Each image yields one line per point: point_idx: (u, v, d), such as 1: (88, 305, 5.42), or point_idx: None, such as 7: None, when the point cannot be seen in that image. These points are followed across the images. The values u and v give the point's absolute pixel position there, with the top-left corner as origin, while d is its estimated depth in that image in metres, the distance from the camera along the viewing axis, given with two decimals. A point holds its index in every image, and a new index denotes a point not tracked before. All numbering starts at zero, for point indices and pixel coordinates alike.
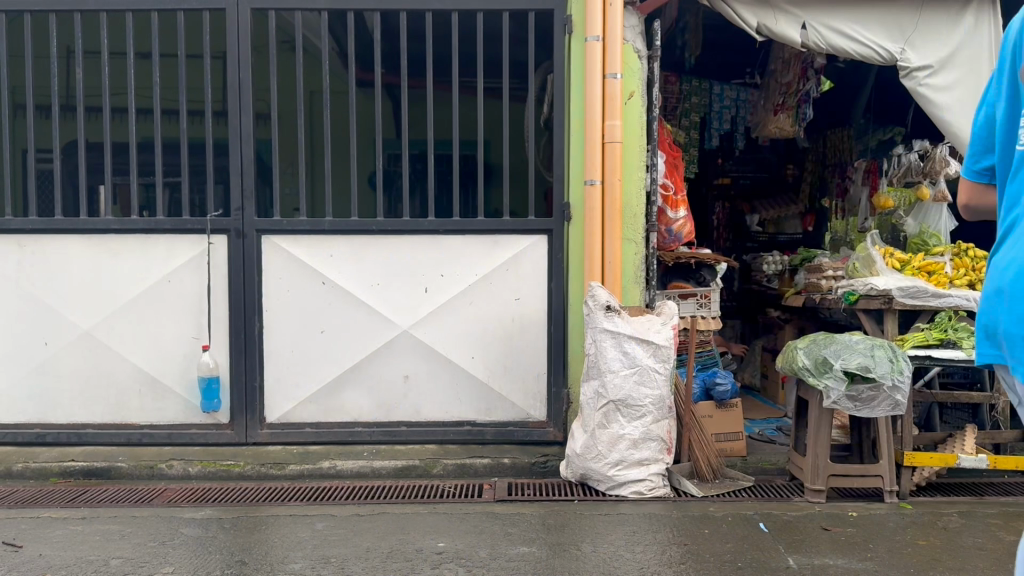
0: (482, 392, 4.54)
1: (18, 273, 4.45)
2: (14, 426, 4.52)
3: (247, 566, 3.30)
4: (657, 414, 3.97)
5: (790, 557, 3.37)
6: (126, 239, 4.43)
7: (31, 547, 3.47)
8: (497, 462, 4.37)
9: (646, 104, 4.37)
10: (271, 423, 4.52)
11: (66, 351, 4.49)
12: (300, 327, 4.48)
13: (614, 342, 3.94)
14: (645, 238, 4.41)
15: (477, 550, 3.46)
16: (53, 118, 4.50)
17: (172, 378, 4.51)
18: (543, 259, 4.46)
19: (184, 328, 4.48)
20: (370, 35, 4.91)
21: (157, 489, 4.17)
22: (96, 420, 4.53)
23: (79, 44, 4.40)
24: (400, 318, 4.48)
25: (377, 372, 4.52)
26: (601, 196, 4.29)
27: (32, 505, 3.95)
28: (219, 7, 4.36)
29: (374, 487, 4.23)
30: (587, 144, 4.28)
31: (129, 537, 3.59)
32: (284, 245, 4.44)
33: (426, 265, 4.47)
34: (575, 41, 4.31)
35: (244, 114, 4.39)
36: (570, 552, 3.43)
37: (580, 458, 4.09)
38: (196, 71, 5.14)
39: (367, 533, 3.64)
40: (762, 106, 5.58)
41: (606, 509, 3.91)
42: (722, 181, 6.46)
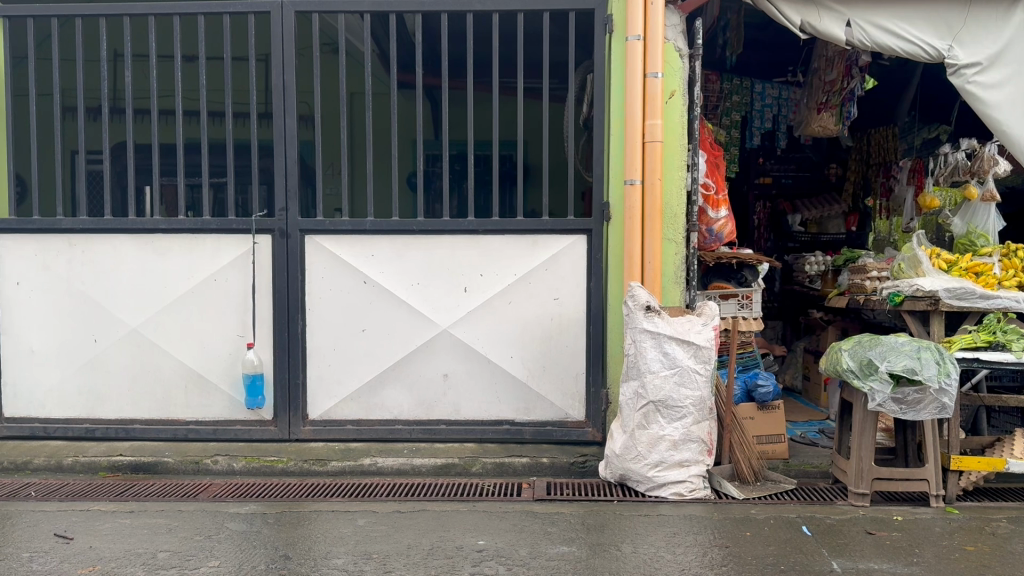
0: (521, 391, 4.54)
1: (70, 272, 4.55)
2: (64, 421, 4.61)
3: (290, 562, 3.35)
4: (697, 415, 3.95)
5: (834, 561, 3.33)
6: (172, 238, 4.51)
7: (82, 540, 3.55)
8: (536, 462, 4.39)
9: (687, 103, 4.33)
10: (313, 419, 4.58)
11: (115, 348, 4.58)
12: (342, 326, 4.53)
13: (654, 342, 3.92)
14: (685, 238, 4.36)
15: (516, 549, 3.47)
16: (102, 119, 4.59)
17: (217, 374, 4.58)
18: (582, 260, 4.45)
19: (229, 327, 4.55)
20: (411, 38, 4.95)
21: (201, 484, 4.26)
22: (143, 416, 4.61)
23: (127, 47, 4.47)
24: (439, 316, 4.51)
25: (417, 371, 4.56)
26: (641, 195, 4.26)
27: (83, 498, 4.07)
28: (263, 11, 4.40)
29: (413, 484, 4.28)
30: (627, 143, 4.26)
31: (175, 531, 3.66)
32: (326, 245, 4.50)
33: (466, 264, 4.49)
34: (616, 41, 4.29)
35: (289, 116, 4.45)
36: (611, 552, 3.43)
37: (620, 458, 4.08)
38: (241, 73, 5.22)
39: (408, 530, 3.67)
40: (805, 105, 5.51)
41: (645, 510, 3.89)
42: (762, 181, 6.38)
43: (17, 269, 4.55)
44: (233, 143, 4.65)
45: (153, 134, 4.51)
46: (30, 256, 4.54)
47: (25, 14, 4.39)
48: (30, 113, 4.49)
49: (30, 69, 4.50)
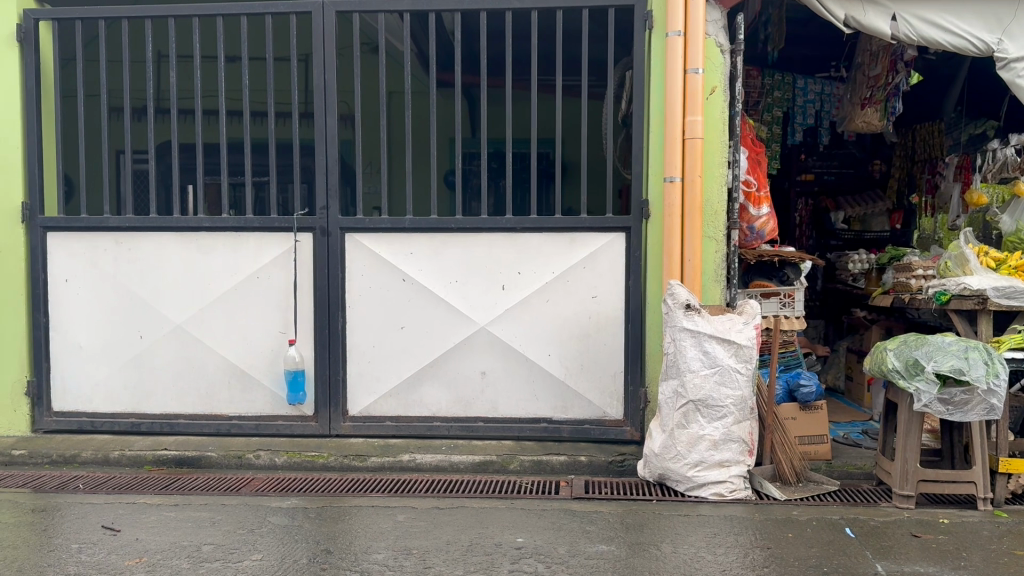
0: (559, 389, 4.53)
1: (116, 269, 4.63)
2: (111, 416, 4.71)
3: (331, 556, 3.39)
4: (738, 415, 3.90)
5: (878, 563, 3.27)
6: (216, 237, 4.58)
7: (129, 533, 3.63)
8: (574, 460, 4.37)
9: (729, 99, 4.28)
10: (353, 415, 4.62)
11: (160, 344, 4.66)
12: (381, 323, 4.57)
13: (694, 341, 3.89)
14: (726, 236, 4.31)
15: (555, 547, 3.47)
16: (147, 119, 4.67)
17: (260, 370, 4.64)
18: (620, 258, 4.43)
19: (271, 324, 4.61)
20: (450, 37, 4.97)
21: (244, 478, 4.32)
22: (187, 411, 4.69)
23: (172, 48, 4.54)
24: (477, 314, 4.52)
25: (455, 369, 4.57)
26: (681, 192, 4.22)
27: (130, 491, 4.15)
28: (304, 11, 4.44)
29: (452, 481, 4.30)
30: (666, 140, 4.22)
31: (219, 524, 3.72)
32: (366, 243, 4.54)
33: (504, 262, 4.50)
34: (656, 37, 4.26)
35: (330, 115, 4.49)
36: (650, 551, 3.41)
37: (659, 458, 4.05)
38: (283, 73, 5.28)
39: (447, 527, 3.69)
40: (848, 101, 5.41)
41: (684, 510, 3.86)
42: (804, 178, 6.26)
43: (65, 267, 4.64)
44: (275, 142, 4.70)
45: (197, 134, 4.58)
46: (77, 254, 4.63)
47: (73, 16, 4.48)
48: (79, 114, 4.58)
49: (79, 71, 4.59)
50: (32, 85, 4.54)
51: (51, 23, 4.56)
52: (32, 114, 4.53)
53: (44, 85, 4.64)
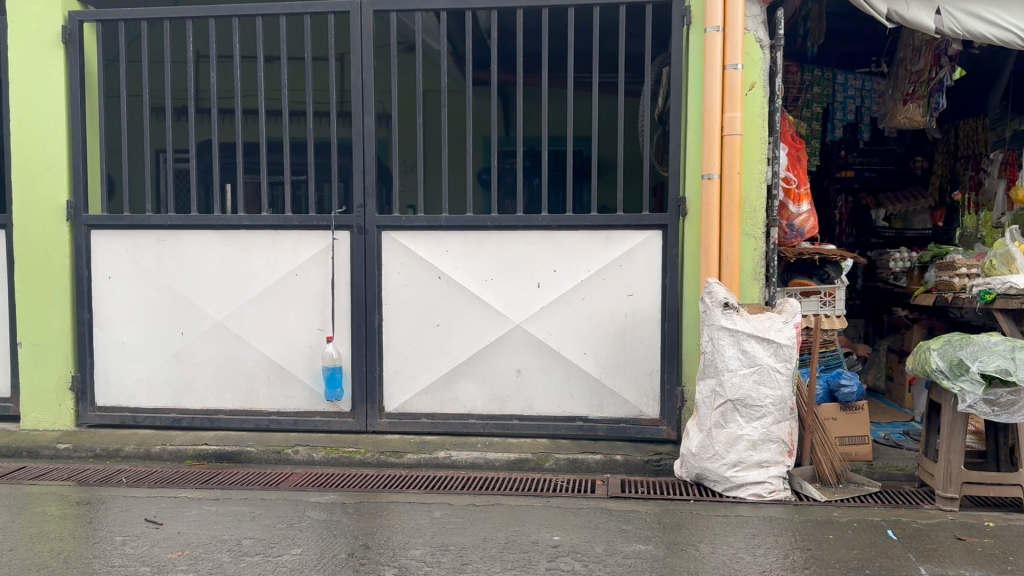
0: (595, 387, 4.51)
1: (158, 266, 4.71)
2: (153, 411, 4.79)
3: (369, 551, 3.41)
4: (777, 415, 3.86)
5: (922, 566, 3.22)
6: (255, 235, 4.63)
7: (171, 526, 3.69)
8: (609, 459, 4.34)
9: (768, 95, 4.23)
10: (390, 412, 4.65)
11: (201, 340, 4.72)
12: (417, 321, 4.59)
13: (732, 340, 3.85)
14: (765, 234, 4.26)
15: (592, 546, 3.46)
16: (189, 119, 4.74)
17: (298, 367, 4.68)
18: (657, 256, 4.40)
19: (309, 321, 4.65)
20: (487, 36, 4.98)
21: (283, 474, 4.37)
22: (227, 406, 4.75)
23: (213, 49, 4.60)
24: (513, 312, 4.52)
25: (490, 367, 4.58)
26: (720, 190, 4.17)
27: (171, 485, 4.22)
28: (342, 11, 4.47)
29: (487, 478, 4.30)
30: (704, 137, 4.18)
31: (259, 518, 3.77)
32: (402, 241, 4.56)
33: (539, 260, 4.49)
34: (694, 33, 4.22)
35: (367, 114, 4.52)
36: (688, 551, 3.38)
37: (696, 458, 4.02)
38: (321, 73, 5.33)
39: (483, 524, 3.70)
40: (889, 96, 5.33)
41: (722, 510, 3.83)
42: (845, 174, 6.12)
43: (109, 264, 4.72)
44: (313, 141, 4.75)
45: (237, 132, 4.63)
46: (121, 252, 4.71)
47: (117, 18, 4.55)
48: (121, 114, 4.66)
49: (122, 71, 4.67)
50: (76, 85, 4.62)
51: (96, 24, 4.64)
52: (77, 115, 4.62)
53: (89, 86, 4.73)
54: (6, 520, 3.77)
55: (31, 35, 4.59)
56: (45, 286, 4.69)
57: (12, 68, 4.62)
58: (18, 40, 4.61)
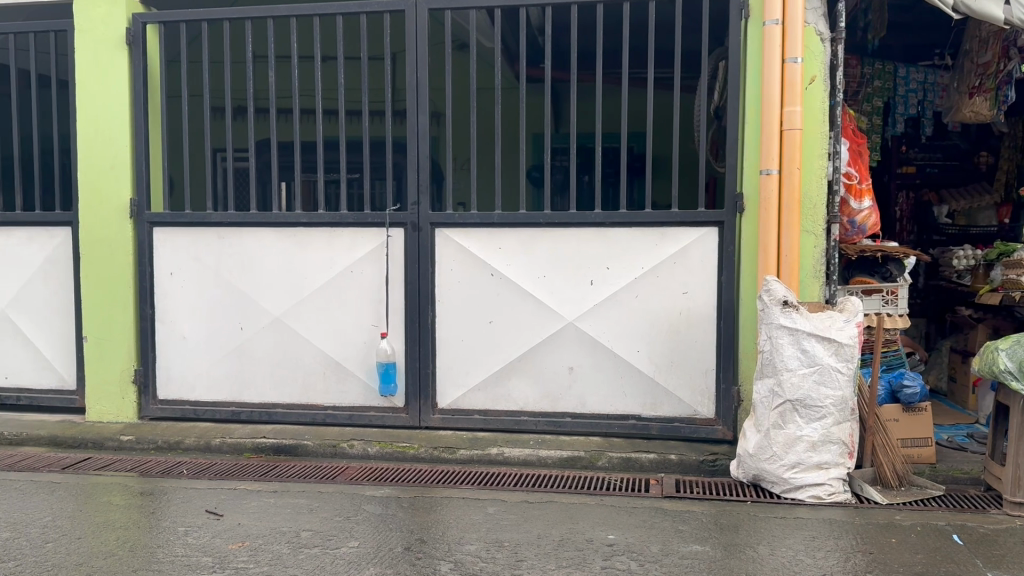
0: (649, 386, 4.47)
1: (218, 262, 4.80)
2: (212, 404, 4.89)
3: (425, 545, 3.43)
4: (838, 416, 3.78)
5: (991, 573, 3.12)
6: (311, 232, 4.70)
7: (231, 517, 3.76)
8: (664, 458, 4.30)
9: (830, 89, 4.14)
10: (443, 408, 4.67)
11: (259, 335, 4.81)
12: (470, 318, 4.61)
13: (792, 339, 3.79)
14: (825, 231, 4.17)
15: (648, 545, 3.43)
16: (247, 118, 4.81)
17: (353, 362, 4.74)
18: (713, 253, 4.34)
19: (364, 317, 4.70)
20: (541, 34, 4.97)
21: (339, 467, 4.42)
22: (284, 400, 4.83)
23: (271, 49, 4.66)
24: (565, 310, 4.51)
25: (543, 364, 4.57)
26: (778, 185, 4.12)
27: (231, 477, 4.30)
28: (398, 9, 4.50)
29: (540, 475, 4.29)
30: (763, 132, 4.11)
31: (316, 511, 3.82)
32: (455, 238, 4.58)
33: (593, 257, 4.47)
34: (752, 26, 4.15)
35: (422, 112, 4.55)
36: (746, 553, 3.34)
37: (753, 458, 3.96)
38: (376, 72, 5.39)
39: (537, 521, 3.70)
40: (954, 89, 5.20)
41: (781, 512, 3.76)
42: (905, 170, 6.00)
43: (171, 260, 4.83)
44: (368, 139, 4.79)
45: (295, 131, 4.69)
46: (182, 248, 4.82)
47: (179, 20, 4.65)
48: (182, 114, 4.76)
49: (183, 72, 4.76)
50: (139, 86, 4.73)
51: (158, 26, 4.75)
52: (140, 115, 4.74)
53: (151, 87, 4.83)
54: (74, 508, 3.88)
55: (97, 38, 4.72)
56: (110, 282, 4.82)
57: (78, 69, 4.75)
58: (84, 42, 4.73)
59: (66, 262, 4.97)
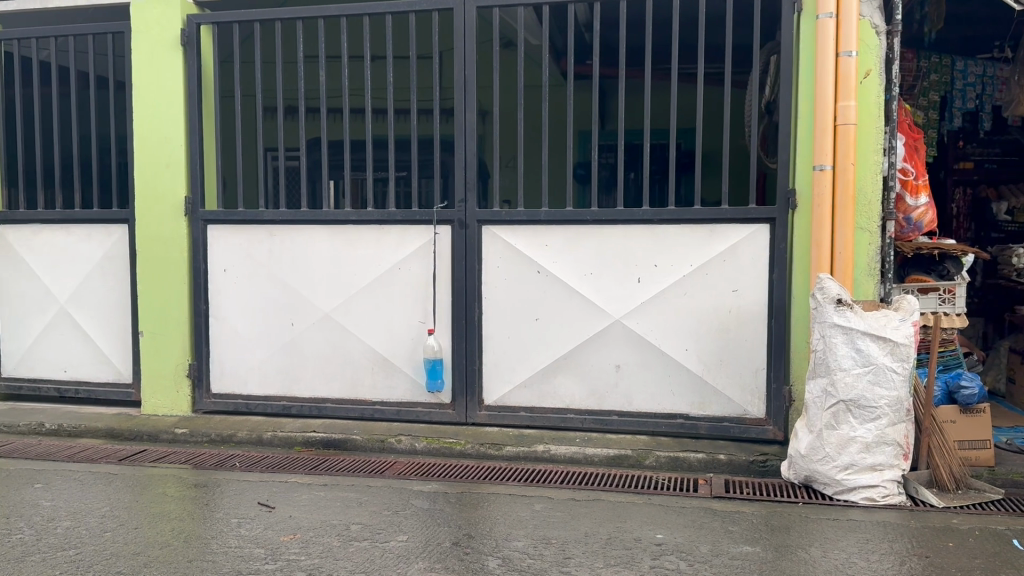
0: (697, 384, 4.43)
1: (270, 259, 4.88)
2: (263, 398, 4.97)
3: (473, 541, 3.45)
4: (893, 417, 3.71)
5: None
6: (360, 230, 4.75)
7: (283, 510, 3.82)
8: (713, 458, 4.25)
9: (885, 83, 4.06)
10: (489, 405, 4.69)
11: (309, 331, 4.88)
12: (517, 314, 4.61)
13: (846, 338, 3.72)
14: (881, 228, 4.09)
15: (697, 545, 3.40)
16: (299, 117, 4.88)
17: (401, 358, 4.78)
18: (764, 250, 4.28)
19: (411, 313, 4.74)
20: (589, 30, 4.95)
21: (387, 462, 4.46)
22: (334, 395, 4.89)
23: (322, 48, 4.72)
24: (612, 307, 4.49)
25: (590, 362, 4.56)
26: (832, 182, 4.05)
27: (282, 470, 4.37)
28: (447, 7, 4.52)
29: (587, 473, 4.28)
30: (816, 127, 4.05)
31: (365, 505, 3.87)
32: (503, 235, 4.59)
33: (641, 254, 4.44)
34: (806, 20, 4.09)
35: (469, 110, 4.57)
36: (798, 555, 3.29)
37: (805, 459, 3.90)
38: (425, 70, 5.42)
39: (585, 519, 3.69)
40: (1015, 82, 5.04)
41: (833, 513, 3.70)
42: (962, 166, 5.84)
43: (224, 257, 4.92)
44: (416, 137, 4.82)
45: (345, 130, 4.75)
46: (235, 245, 4.91)
47: (232, 20, 4.74)
48: (235, 113, 4.84)
49: (236, 72, 4.84)
50: (193, 86, 4.82)
51: (212, 27, 4.84)
52: (194, 114, 4.83)
53: (205, 87, 4.93)
54: (131, 499, 3.98)
55: (153, 39, 4.83)
56: (165, 278, 4.93)
57: (135, 70, 4.87)
58: (141, 44, 4.85)
59: (123, 259, 5.10)
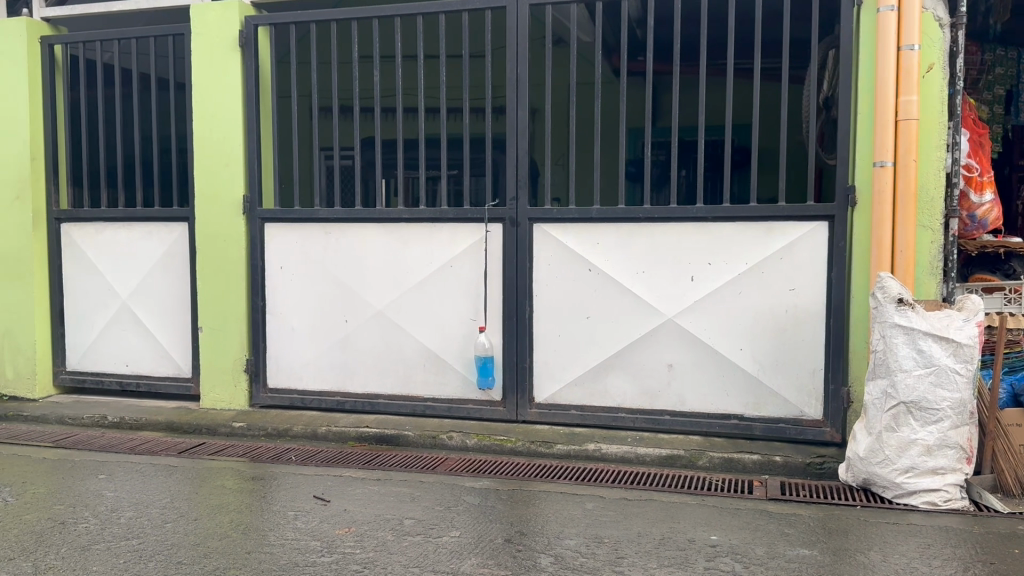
0: (751, 384, 4.38)
1: (324, 256, 4.96)
2: (318, 393, 5.05)
3: (525, 538, 3.46)
4: (956, 420, 3.62)
5: None
6: (412, 227, 4.79)
7: (337, 504, 3.88)
8: (768, 459, 4.19)
9: (948, 77, 3.96)
10: (540, 402, 4.70)
11: (362, 328, 4.94)
12: (568, 312, 4.61)
13: (907, 338, 3.64)
14: (943, 226, 3.99)
15: (752, 547, 3.36)
16: (353, 116, 4.94)
17: (452, 355, 4.81)
18: (822, 248, 4.21)
19: (463, 311, 4.77)
20: (641, 26, 4.91)
21: (439, 458, 4.50)
22: (386, 391, 4.95)
23: (376, 48, 4.76)
24: (665, 306, 4.46)
25: (642, 361, 4.53)
26: (893, 178, 3.96)
27: (336, 464, 4.44)
28: (499, 5, 4.52)
29: (639, 473, 4.26)
30: (877, 123, 3.96)
31: (418, 500, 3.91)
32: (554, 233, 4.59)
33: (694, 252, 4.40)
34: (866, 13, 4.01)
35: (521, 107, 4.58)
36: (856, 558, 3.23)
37: (863, 461, 3.81)
38: (478, 69, 5.45)
39: (637, 519, 3.67)
40: None
41: (893, 517, 3.62)
42: None
43: (281, 254, 5.02)
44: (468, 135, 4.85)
45: (398, 130, 4.79)
46: (291, 243, 5.00)
47: (288, 21, 4.81)
48: (291, 113, 4.92)
49: (291, 73, 4.92)
50: (251, 86, 4.92)
51: (269, 28, 4.94)
52: (252, 115, 4.93)
53: (262, 88, 5.03)
54: (191, 491, 4.08)
55: (212, 41, 4.94)
56: (223, 275, 5.04)
57: (195, 71, 4.98)
58: (201, 46, 4.96)
59: (183, 256, 5.23)
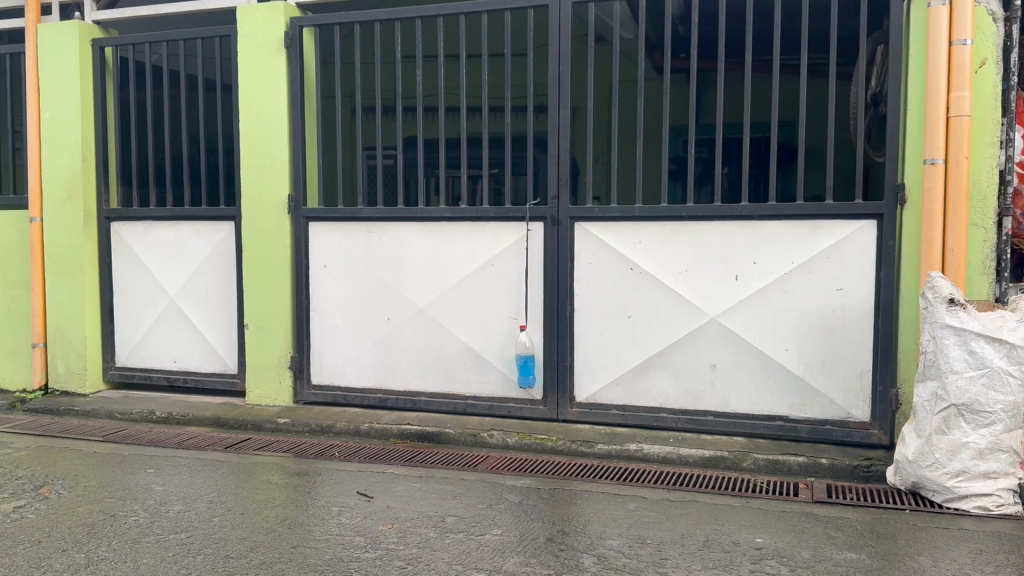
0: (796, 385, 4.32)
1: (367, 254, 5.01)
2: (361, 390, 5.11)
3: (567, 538, 3.46)
4: (1009, 423, 3.54)
5: None
6: (454, 226, 4.82)
7: (381, 500, 3.92)
8: (814, 461, 4.13)
9: (1002, 72, 3.86)
10: (582, 402, 4.69)
11: (404, 326, 4.98)
12: (610, 311, 4.60)
13: (958, 340, 3.58)
14: (996, 224, 3.90)
15: (798, 550, 3.32)
16: (395, 116, 4.98)
17: (493, 353, 4.83)
18: (870, 247, 4.14)
19: (504, 309, 4.78)
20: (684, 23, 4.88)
21: (480, 456, 4.51)
22: (428, 389, 4.98)
23: (419, 48, 4.79)
24: (708, 305, 4.42)
25: (685, 361, 4.50)
26: (944, 176, 3.88)
27: (379, 461, 4.48)
28: (541, 4, 4.53)
29: (681, 473, 4.22)
30: (928, 119, 3.89)
31: (460, 498, 3.93)
32: (596, 232, 4.58)
33: (738, 251, 4.35)
34: (916, 8, 3.93)
35: (563, 106, 4.57)
36: (905, 563, 3.17)
37: (912, 465, 3.74)
38: (519, 68, 5.45)
39: (680, 520, 3.65)
40: None
41: (943, 522, 3.55)
42: None
43: (324, 253, 5.08)
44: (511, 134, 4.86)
45: (440, 129, 4.82)
46: (335, 241, 5.05)
47: (332, 23, 4.87)
48: (335, 113, 4.98)
49: (336, 73, 4.98)
50: (296, 87, 4.99)
51: (314, 30, 5.00)
52: (297, 115, 5.00)
53: (306, 89, 5.09)
54: (237, 486, 4.15)
55: (258, 43, 5.01)
56: (267, 274, 5.12)
57: (241, 73, 5.06)
58: (248, 48, 5.04)
59: (229, 255, 5.32)
